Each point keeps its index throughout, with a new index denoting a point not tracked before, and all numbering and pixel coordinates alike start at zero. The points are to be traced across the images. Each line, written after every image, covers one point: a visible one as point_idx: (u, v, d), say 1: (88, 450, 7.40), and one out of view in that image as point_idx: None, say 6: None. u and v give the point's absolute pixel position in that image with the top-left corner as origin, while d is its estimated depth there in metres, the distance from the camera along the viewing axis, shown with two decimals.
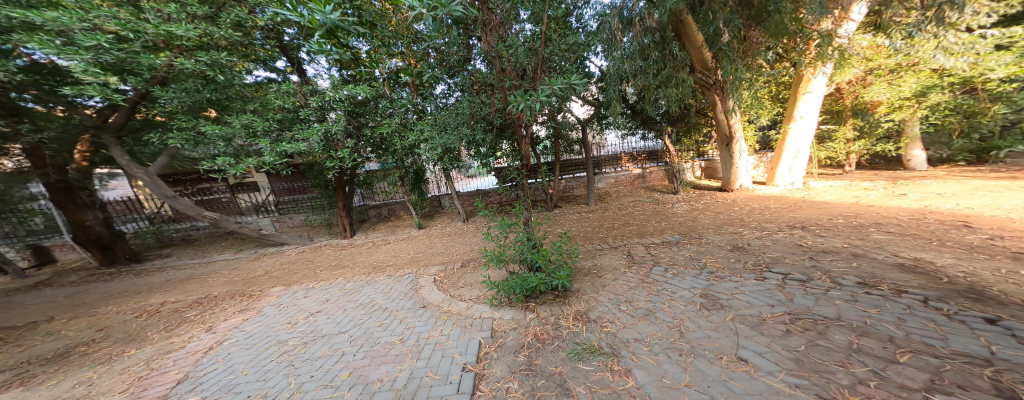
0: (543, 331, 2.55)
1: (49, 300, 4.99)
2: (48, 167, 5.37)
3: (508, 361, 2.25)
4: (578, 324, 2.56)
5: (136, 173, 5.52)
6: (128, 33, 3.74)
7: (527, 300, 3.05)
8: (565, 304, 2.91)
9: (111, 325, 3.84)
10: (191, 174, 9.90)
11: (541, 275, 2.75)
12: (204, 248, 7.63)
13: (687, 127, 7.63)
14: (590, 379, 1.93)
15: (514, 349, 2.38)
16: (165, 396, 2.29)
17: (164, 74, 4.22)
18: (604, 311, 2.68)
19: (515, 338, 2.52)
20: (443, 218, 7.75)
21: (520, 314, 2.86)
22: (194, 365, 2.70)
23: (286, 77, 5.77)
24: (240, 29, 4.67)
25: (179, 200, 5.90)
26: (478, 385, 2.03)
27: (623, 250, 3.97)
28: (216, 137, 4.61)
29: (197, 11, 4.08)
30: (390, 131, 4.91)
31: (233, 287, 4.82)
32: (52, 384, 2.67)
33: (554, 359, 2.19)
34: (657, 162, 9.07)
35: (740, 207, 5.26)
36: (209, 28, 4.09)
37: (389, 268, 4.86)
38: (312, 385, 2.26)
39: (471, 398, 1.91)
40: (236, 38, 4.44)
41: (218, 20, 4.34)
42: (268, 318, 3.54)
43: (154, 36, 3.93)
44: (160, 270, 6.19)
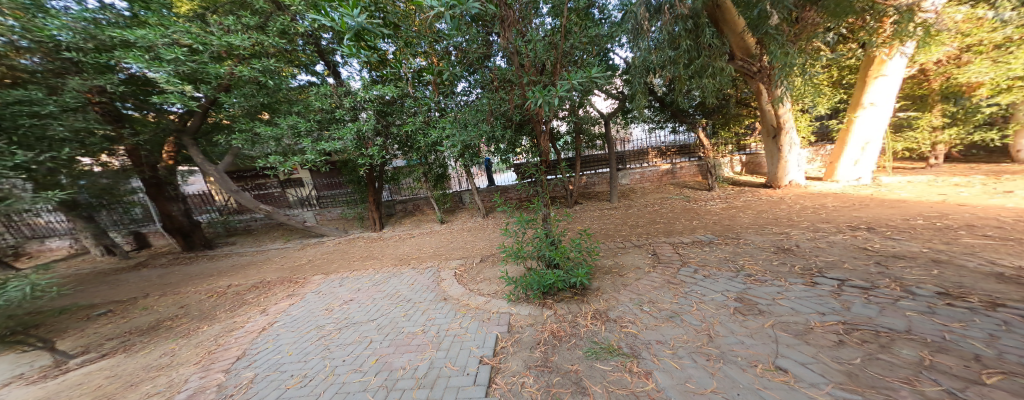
0: (559, 328, 2.51)
1: (146, 279, 5.98)
2: (144, 165, 6.38)
3: (524, 356, 2.25)
4: (597, 323, 2.47)
5: (208, 170, 6.40)
6: (198, 45, 4.37)
7: (544, 297, 3.00)
8: (584, 302, 2.82)
9: (190, 303, 4.49)
10: (251, 171, 11.22)
11: (559, 272, 2.70)
12: (260, 238, 8.61)
13: (725, 119, 7.06)
14: (608, 380, 1.86)
15: (531, 345, 2.36)
16: (227, 370, 2.61)
17: (227, 81, 4.86)
18: (625, 310, 2.56)
19: (532, 334, 2.51)
20: (464, 214, 7.95)
21: (537, 310, 2.82)
22: (250, 343, 3.04)
23: (324, 80, 6.31)
24: (285, 37, 5.20)
25: (241, 195, 6.73)
26: (494, 379, 2.06)
27: (648, 249, 3.74)
28: (269, 137, 5.18)
29: (251, 23, 4.69)
30: (414, 129, 5.19)
31: (282, 274, 5.37)
32: (146, 352, 3.18)
33: (570, 357, 2.14)
34: (689, 158, 8.49)
35: (788, 206, 4.71)
36: (260, 37, 4.67)
37: (413, 261, 5.10)
38: (344, 369, 2.44)
39: (488, 390, 1.95)
40: (282, 45, 4.99)
41: (267, 29, 4.91)
42: (309, 304, 3.88)
43: (218, 46, 4.55)
44: (226, 256, 7.11)
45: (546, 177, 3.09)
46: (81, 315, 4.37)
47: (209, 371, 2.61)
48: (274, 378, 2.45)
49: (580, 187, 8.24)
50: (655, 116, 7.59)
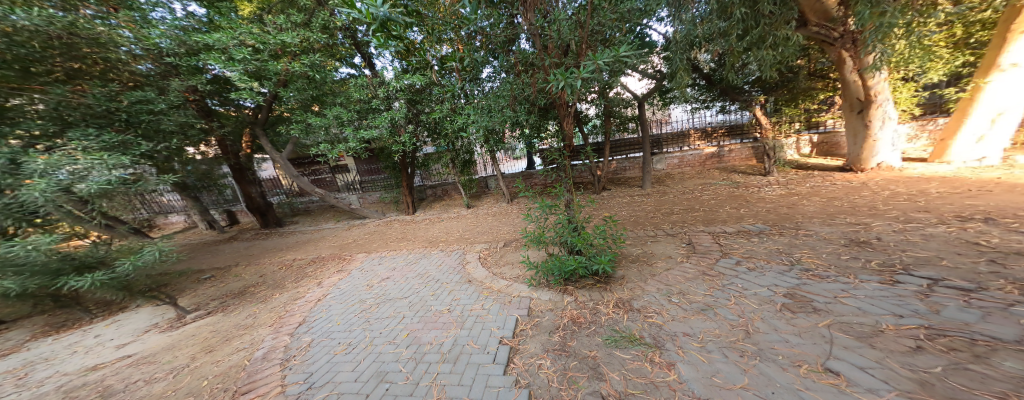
0: (579, 314, 2.46)
1: (236, 250, 7.26)
2: (229, 153, 7.65)
3: (543, 339, 2.25)
4: (619, 311, 2.37)
5: (276, 158, 7.43)
6: (260, 45, 5.06)
7: (566, 284, 2.96)
8: (606, 290, 2.71)
9: (266, 273, 5.34)
10: (309, 158, 12.66)
11: (580, 259, 2.63)
12: (316, 217, 9.81)
13: (791, 94, 6.14)
14: (626, 367, 1.78)
15: (550, 329, 2.36)
16: (292, 333, 3.06)
17: (283, 77, 5.54)
18: (650, 300, 2.42)
19: (551, 318, 2.50)
20: (489, 199, 8.18)
21: (558, 296, 2.80)
22: (309, 312, 3.52)
23: (361, 70, 6.83)
24: (326, 31, 5.73)
25: (299, 179, 7.67)
26: (513, 358, 2.12)
27: (682, 238, 3.44)
28: (319, 126, 5.86)
29: (297, 20, 5.29)
30: (442, 116, 5.53)
31: (334, 251, 6.08)
32: (235, 313, 3.88)
33: (589, 343, 2.09)
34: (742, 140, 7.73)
35: (867, 193, 3.94)
36: (306, 33, 5.24)
37: (441, 243, 5.40)
38: (380, 340, 2.71)
39: (506, 369, 2.02)
40: (323, 39, 5.54)
41: (311, 25, 5.49)
42: (355, 279, 4.35)
43: (274, 45, 5.19)
44: (292, 233, 8.27)
45: (570, 163, 3.03)
46: (194, 278, 5.48)
47: (279, 333, 3.10)
48: (325, 343, 2.81)
49: (609, 172, 7.95)
50: (700, 95, 6.98)
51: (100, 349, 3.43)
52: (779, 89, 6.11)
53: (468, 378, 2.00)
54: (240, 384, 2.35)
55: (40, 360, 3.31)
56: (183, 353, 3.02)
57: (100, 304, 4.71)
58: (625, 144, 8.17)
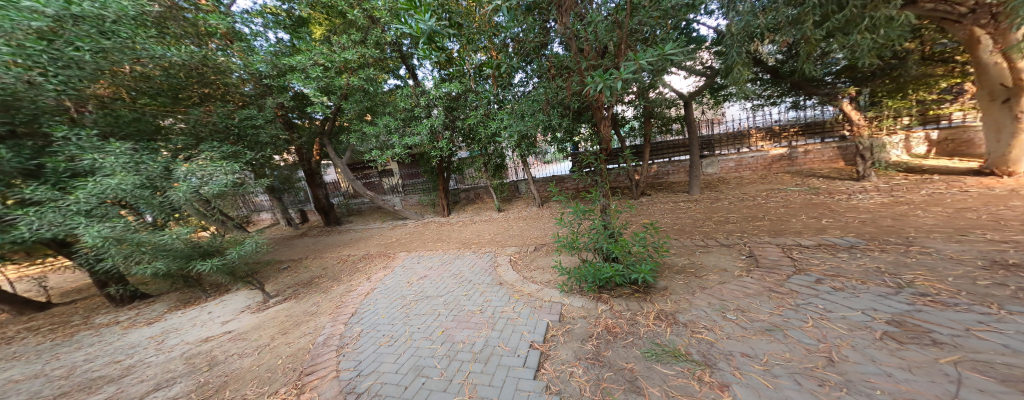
0: (614, 323, 2.24)
1: (306, 244, 8.42)
2: (305, 160, 9.01)
3: (575, 347, 2.09)
4: (661, 324, 2.09)
5: (338, 164, 8.50)
6: (328, 63, 5.97)
7: (600, 291, 2.74)
8: (646, 300, 2.44)
9: (327, 266, 6.03)
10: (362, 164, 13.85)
11: (617, 266, 2.40)
12: (366, 216, 10.87)
13: (898, 87, 5.02)
14: (668, 384, 1.55)
15: (582, 337, 2.18)
16: (346, 323, 3.33)
17: (346, 91, 6.43)
18: (699, 315, 2.08)
19: (584, 326, 2.31)
20: (520, 203, 8.29)
21: (591, 303, 2.60)
22: (359, 304, 3.82)
23: (406, 81, 7.56)
24: (379, 47, 6.50)
25: (355, 183, 8.61)
26: (543, 364, 2.00)
27: (741, 250, 2.97)
28: (372, 134, 6.63)
29: (356, 39, 6.13)
30: (477, 122, 6.10)
31: (380, 248, 6.63)
32: (303, 300, 4.42)
33: (626, 355, 1.88)
34: (824, 138, 6.77)
35: (1017, 205, 2.99)
36: (363, 50, 6.03)
37: (474, 245, 5.51)
38: (418, 335, 2.79)
39: (536, 374, 1.92)
40: (376, 54, 6.31)
41: (367, 42, 6.30)
42: (397, 276, 4.63)
43: (339, 62, 6.06)
44: (348, 231, 9.31)
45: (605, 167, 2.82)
46: (276, 267, 6.45)
47: (336, 321, 3.40)
48: (372, 334, 2.99)
49: (649, 176, 7.50)
50: (764, 91, 6.16)
51: (210, 323, 4.17)
52: (878, 79, 5.01)
53: (499, 379, 1.95)
54: (304, 365, 2.62)
55: (170, 330, 4.15)
56: (265, 333, 3.51)
57: (212, 286, 5.78)
58: (669, 147, 7.66)
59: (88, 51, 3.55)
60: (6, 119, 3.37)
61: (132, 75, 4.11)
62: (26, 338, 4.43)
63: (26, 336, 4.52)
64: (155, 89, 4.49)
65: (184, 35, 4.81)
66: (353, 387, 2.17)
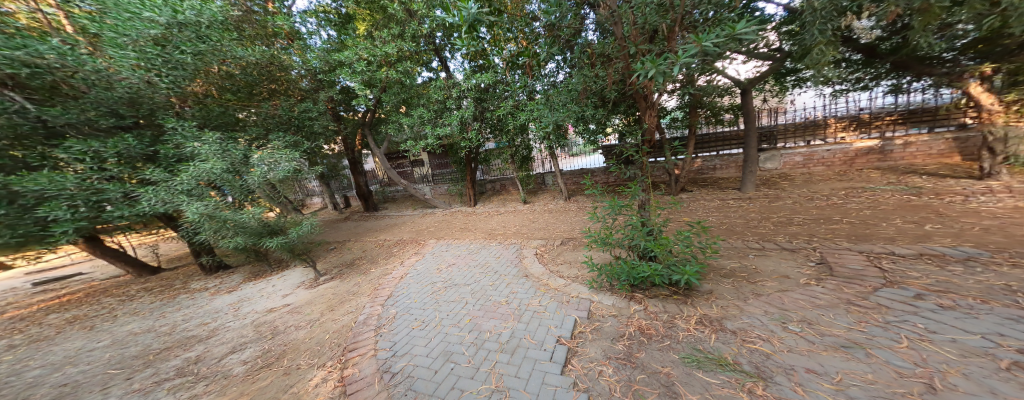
0: (648, 325, 2.10)
1: (347, 227, 9.16)
2: (350, 150, 9.76)
3: (604, 345, 2.00)
4: (704, 329, 1.91)
5: (376, 154, 9.07)
6: (371, 58, 6.34)
7: (633, 290, 2.59)
8: (687, 303, 2.25)
9: (366, 249, 6.49)
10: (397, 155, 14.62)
11: (656, 265, 2.22)
12: (399, 203, 11.51)
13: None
14: (712, 393, 1.41)
15: (612, 336, 2.07)
16: (384, 304, 3.54)
17: (385, 84, 6.82)
18: (752, 324, 1.87)
19: (614, 325, 2.20)
20: (546, 195, 8.21)
21: (622, 302, 2.46)
22: (395, 287, 4.04)
23: (438, 74, 7.80)
24: (415, 41, 6.77)
25: (392, 172, 9.13)
26: (570, 360, 1.94)
27: (810, 256, 2.62)
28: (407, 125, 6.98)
29: (395, 33, 6.44)
30: (505, 113, 6.14)
31: (411, 235, 6.97)
32: (347, 280, 4.81)
33: (662, 358, 1.75)
34: (934, 128, 5.63)
35: None
36: (401, 44, 6.33)
37: (499, 236, 5.55)
38: (447, 322, 2.88)
39: (562, 369, 1.87)
40: (411, 47, 6.57)
41: (405, 36, 6.58)
42: (427, 262, 4.83)
43: (381, 57, 6.42)
44: (383, 217, 9.95)
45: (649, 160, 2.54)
46: (326, 247, 7.14)
47: (375, 302, 3.63)
48: (405, 317, 3.14)
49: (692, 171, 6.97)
50: (849, 74, 5.17)
51: (274, 295, 4.73)
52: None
53: (525, 372, 1.94)
54: (348, 341, 2.84)
55: (245, 299, 4.78)
56: (315, 309, 3.87)
57: (275, 262, 6.57)
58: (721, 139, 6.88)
59: (190, 53, 4.32)
60: (133, 113, 4.25)
61: (219, 74, 4.94)
62: (140, 297, 5.41)
63: (140, 294, 5.53)
64: (236, 86, 5.28)
65: (256, 36, 5.76)
66: (389, 367, 2.30)
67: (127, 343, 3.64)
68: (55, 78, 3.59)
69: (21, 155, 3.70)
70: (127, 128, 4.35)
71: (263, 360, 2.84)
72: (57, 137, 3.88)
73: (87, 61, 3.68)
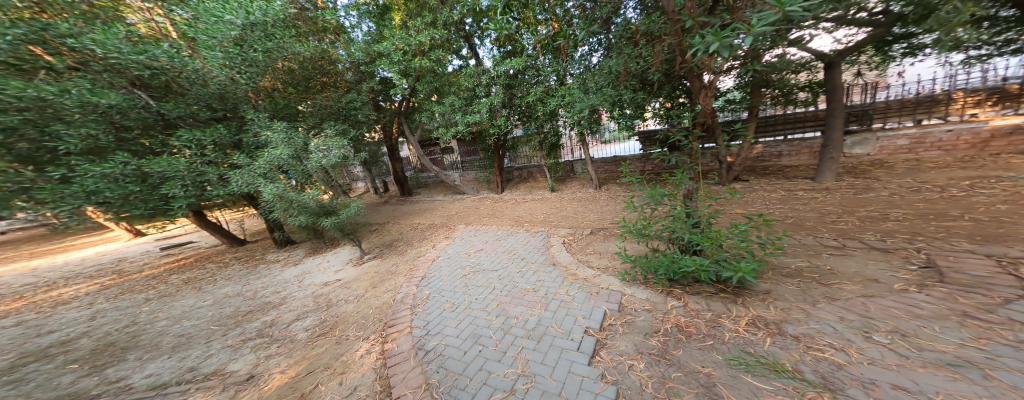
0: (687, 322, 2.01)
1: (383, 211, 9.72)
2: (386, 139, 10.23)
3: (636, 340, 1.95)
4: (755, 331, 1.79)
5: (410, 141, 9.41)
6: (406, 47, 6.47)
7: (671, 285, 2.48)
8: (736, 302, 2.12)
9: (401, 232, 6.85)
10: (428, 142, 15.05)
11: (701, 260, 2.09)
12: (430, 189, 11.93)
13: None
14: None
15: (646, 331, 2.02)
16: (418, 285, 3.75)
17: (418, 74, 6.96)
18: (823, 330, 1.70)
19: (648, 320, 2.13)
20: (575, 183, 8.04)
21: (659, 297, 2.36)
22: (427, 269, 4.24)
23: (468, 61, 7.79)
24: (446, 28, 6.78)
25: (424, 159, 9.43)
26: (598, 351, 1.93)
27: (908, 257, 2.35)
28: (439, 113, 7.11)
29: (428, 21, 6.48)
30: (535, 99, 6.01)
31: (441, 219, 7.22)
32: (387, 260, 5.14)
33: (702, 358, 1.68)
34: None
35: None
36: (433, 32, 6.38)
37: (526, 223, 5.55)
38: (476, 305, 2.97)
39: (590, 360, 1.86)
40: (443, 34, 6.60)
41: (437, 24, 6.61)
42: (457, 247, 5.00)
43: (414, 46, 6.52)
44: (415, 201, 10.41)
45: (699, 148, 2.30)
46: (367, 229, 7.67)
47: (411, 282, 3.85)
48: (437, 298, 3.29)
49: (750, 158, 6.43)
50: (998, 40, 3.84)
51: (327, 270, 5.22)
52: None
53: (552, 359, 1.96)
54: (387, 317, 3.06)
55: (303, 272, 5.33)
56: (360, 286, 4.19)
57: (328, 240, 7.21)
58: (791, 120, 6.22)
59: (261, 51, 5.13)
60: (222, 106, 5.09)
61: (284, 70, 5.80)
62: (220, 267, 6.30)
63: (219, 265, 6.42)
64: (294, 79, 6.08)
65: (308, 32, 6.28)
66: (423, 344, 2.45)
67: (222, 305, 4.33)
68: (169, 77, 4.48)
69: (149, 143, 4.54)
70: (219, 120, 5.19)
71: (321, 329, 3.18)
72: (172, 127, 4.81)
73: (189, 63, 4.51)
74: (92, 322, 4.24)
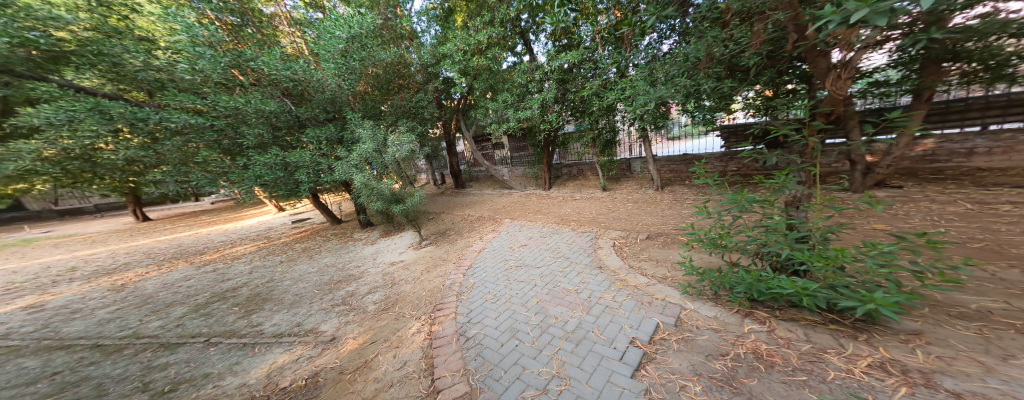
0: (769, 351, 1.71)
1: (438, 202, 10.43)
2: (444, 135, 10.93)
3: (694, 360, 1.76)
4: (886, 378, 1.41)
5: (464, 137, 9.89)
6: (465, 47, 6.76)
7: (753, 308, 2.12)
8: (854, 338, 1.69)
9: (454, 222, 7.25)
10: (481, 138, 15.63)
11: (799, 282, 1.72)
12: (481, 183, 12.40)
13: None
14: None
15: (708, 352, 1.80)
16: (465, 274, 3.93)
17: (474, 72, 7.27)
18: (1014, 394, 1.23)
19: (715, 341, 1.89)
20: (630, 183, 7.55)
21: (734, 319, 2.05)
22: (474, 259, 4.42)
23: (521, 58, 7.85)
24: (502, 26, 6.92)
25: (476, 154, 9.81)
26: (644, 365, 1.81)
27: None
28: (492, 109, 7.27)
29: (486, 20, 6.69)
30: (590, 93, 5.76)
31: (489, 213, 7.47)
32: (446, 247, 5.47)
33: (787, 392, 1.43)
34: None
35: None
36: (490, 31, 6.56)
37: (572, 222, 5.40)
38: (516, 300, 3.00)
39: (633, 373, 1.76)
40: (498, 32, 6.75)
41: (493, 22, 6.79)
42: (503, 240, 5.10)
43: (471, 45, 6.79)
44: (465, 194, 10.95)
45: (820, 144, 1.68)
46: (426, 217, 8.33)
47: (458, 270, 4.06)
48: (479, 289, 3.41)
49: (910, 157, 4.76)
50: None
51: (393, 251, 5.85)
52: None
53: (589, 365, 1.89)
54: (436, 301, 3.28)
55: (377, 251, 6.05)
56: (417, 269, 4.59)
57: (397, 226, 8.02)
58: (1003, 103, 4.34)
59: (357, 60, 6.15)
60: (333, 108, 6.38)
61: (373, 75, 6.72)
62: (312, 242, 7.52)
63: (313, 241, 7.69)
64: (378, 82, 6.91)
65: (388, 39, 7.18)
66: (464, 331, 2.57)
67: (322, 272, 5.21)
68: (303, 87, 5.94)
69: (291, 139, 6.11)
70: (331, 120, 6.57)
71: (385, 304, 3.59)
72: (302, 126, 6.26)
73: (315, 75, 5.83)
74: (251, 275, 5.57)
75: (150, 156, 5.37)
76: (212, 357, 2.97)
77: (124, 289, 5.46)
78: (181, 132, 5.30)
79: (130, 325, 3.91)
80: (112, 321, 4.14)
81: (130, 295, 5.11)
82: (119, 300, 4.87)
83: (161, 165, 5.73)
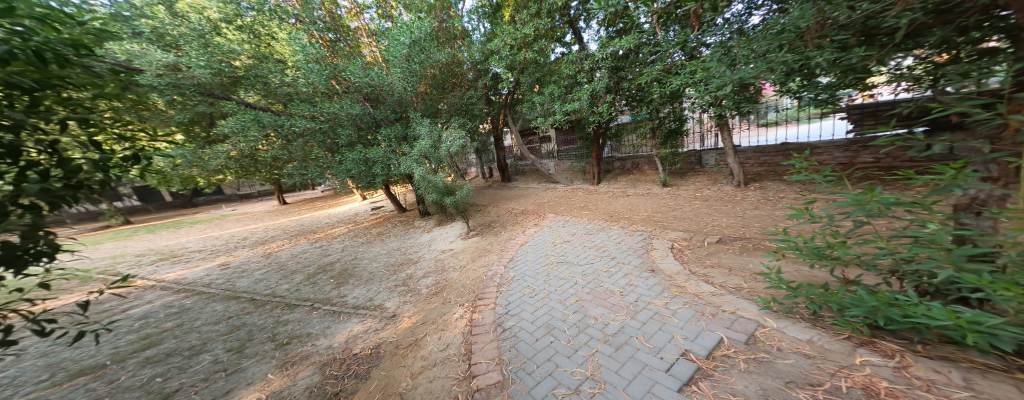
0: (891, 390, 1.35)
1: (486, 194, 10.78)
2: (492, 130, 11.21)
3: (764, 383, 1.54)
4: None
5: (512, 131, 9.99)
6: (513, 41, 6.78)
7: (878, 338, 1.65)
8: None
9: (500, 214, 7.42)
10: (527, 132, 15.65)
11: (964, 312, 1.25)
12: (528, 177, 12.44)
13: None
14: None
15: (789, 379, 1.53)
16: (507, 266, 4.00)
17: (522, 65, 7.27)
18: None
19: (802, 368, 1.59)
20: (696, 178, 6.83)
21: (844, 347, 1.65)
22: (516, 252, 4.47)
23: (570, 47, 7.59)
24: (551, 16, 6.76)
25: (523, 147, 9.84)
26: (695, 380, 1.65)
27: None
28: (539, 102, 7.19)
29: (535, 12, 6.61)
30: (649, 80, 5.30)
31: (534, 206, 7.48)
32: (495, 238, 5.60)
33: None
34: None
35: None
36: (537, 22, 6.47)
37: (623, 220, 5.09)
38: (555, 296, 2.95)
39: (680, 387, 1.62)
40: (545, 23, 6.62)
41: (542, 13, 6.67)
42: (546, 235, 5.05)
43: (518, 38, 6.79)
44: (512, 188, 11.10)
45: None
46: (475, 209, 8.68)
47: (500, 262, 4.16)
48: (518, 282, 3.44)
49: None
50: None
51: (446, 239, 6.24)
52: None
53: (629, 372, 1.78)
54: (478, 291, 3.41)
55: (433, 238, 6.52)
56: (465, 258, 4.81)
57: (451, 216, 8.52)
58: None
59: (417, 63, 6.55)
60: (400, 108, 6.98)
61: (433, 76, 7.16)
62: (379, 228, 8.44)
63: (381, 227, 8.63)
64: (437, 82, 7.32)
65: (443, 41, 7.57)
66: (502, 322, 2.63)
67: (394, 254, 5.82)
68: (379, 91, 6.66)
69: (371, 136, 6.84)
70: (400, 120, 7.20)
71: (436, 288, 3.86)
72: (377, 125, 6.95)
73: (385, 79, 6.45)
74: (343, 252, 6.49)
75: (284, 153, 6.65)
76: (313, 319, 3.54)
77: (269, 256, 6.91)
78: (303, 134, 6.40)
79: (270, 285, 4.94)
80: (262, 280, 5.27)
81: (271, 261, 6.44)
82: (266, 265, 6.16)
83: (291, 161, 7.09)
